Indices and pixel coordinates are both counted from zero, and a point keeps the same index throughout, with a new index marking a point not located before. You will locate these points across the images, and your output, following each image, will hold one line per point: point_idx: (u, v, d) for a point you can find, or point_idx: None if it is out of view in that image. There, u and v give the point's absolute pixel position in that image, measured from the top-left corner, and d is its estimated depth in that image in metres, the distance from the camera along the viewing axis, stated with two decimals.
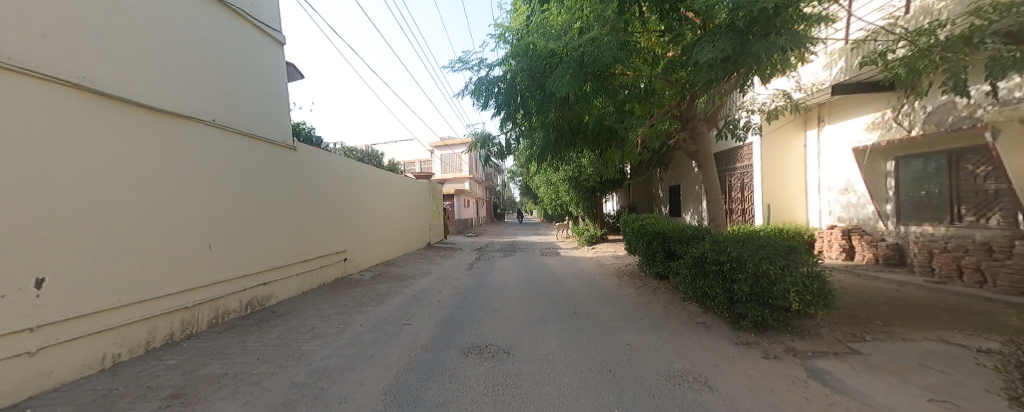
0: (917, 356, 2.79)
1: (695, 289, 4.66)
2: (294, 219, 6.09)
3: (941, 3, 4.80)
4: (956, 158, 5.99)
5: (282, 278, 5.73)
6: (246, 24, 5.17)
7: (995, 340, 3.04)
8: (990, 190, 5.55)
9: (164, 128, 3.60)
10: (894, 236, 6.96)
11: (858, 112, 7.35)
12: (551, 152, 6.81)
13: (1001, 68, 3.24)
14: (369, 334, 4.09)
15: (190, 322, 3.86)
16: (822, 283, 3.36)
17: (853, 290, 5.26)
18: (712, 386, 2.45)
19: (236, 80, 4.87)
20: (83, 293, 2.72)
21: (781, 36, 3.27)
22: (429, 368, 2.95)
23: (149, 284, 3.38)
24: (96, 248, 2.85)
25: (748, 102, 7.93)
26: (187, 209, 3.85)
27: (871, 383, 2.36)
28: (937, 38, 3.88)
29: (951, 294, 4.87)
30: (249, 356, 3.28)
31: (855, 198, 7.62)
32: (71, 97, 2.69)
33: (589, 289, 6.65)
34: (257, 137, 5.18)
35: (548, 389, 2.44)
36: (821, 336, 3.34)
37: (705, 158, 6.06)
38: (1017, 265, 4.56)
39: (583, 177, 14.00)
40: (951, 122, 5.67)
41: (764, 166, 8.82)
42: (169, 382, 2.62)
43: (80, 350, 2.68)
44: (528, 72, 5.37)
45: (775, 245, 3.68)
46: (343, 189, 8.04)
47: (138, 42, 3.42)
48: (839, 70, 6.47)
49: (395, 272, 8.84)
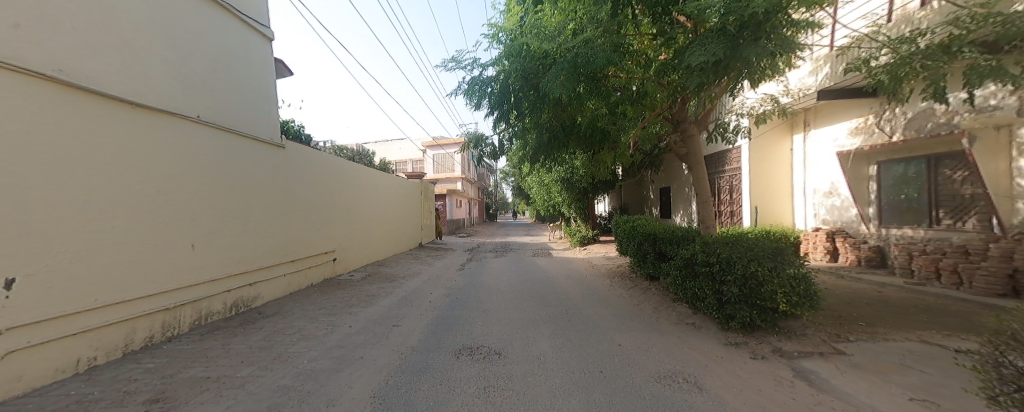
0: (899, 356, 2.87)
1: (685, 291, 4.71)
2: (282, 217, 5.96)
3: (921, 12, 4.94)
4: (935, 163, 6.18)
5: (268, 278, 5.59)
6: (233, 19, 5.04)
7: (971, 341, 3.15)
8: (966, 194, 5.77)
9: (145, 123, 3.49)
10: (876, 238, 7.15)
11: (842, 117, 7.56)
12: (545, 153, 6.79)
13: (978, 75, 3.35)
14: (359, 335, 4.03)
15: (170, 324, 3.74)
16: (808, 284, 3.42)
17: (837, 291, 5.39)
18: (702, 387, 2.47)
19: (223, 76, 4.78)
20: (55, 294, 2.61)
21: (771, 42, 3.35)
22: (419, 370, 2.90)
23: (127, 285, 3.25)
24: (69, 247, 2.71)
25: (737, 106, 8.07)
26: (170, 207, 3.75)
27: (855, 383, 2.41)
28: (918, 47, 4.00)
29: (931, 295, 5.01)
30: (233, 359, 3.19)
31: (839, 201, 7.80)
32: (46, 90, 2.58)
33: (581, 290, 6.69)
34: (243, 134, 5.04)
35: (539, 390, 2.43)
36: (806, 336, 3.40)
37: (695, 160, 6.13)
38: (992, 268, 4.72)
39: (576, 178, 14.09)
40: (930, 128, 5.89)
41: (752, 169, 9.00)
42: (148, 386, 2.53)
43: (53, 354, 2.57)
44: (522, 72, 5.31)
45: (763, 246, 3.72)
46: (333, 189, 7.92)
47: (116, 33, 3.27)
48: (825, 76, 6.62)
49: (385, 273, 8.74)
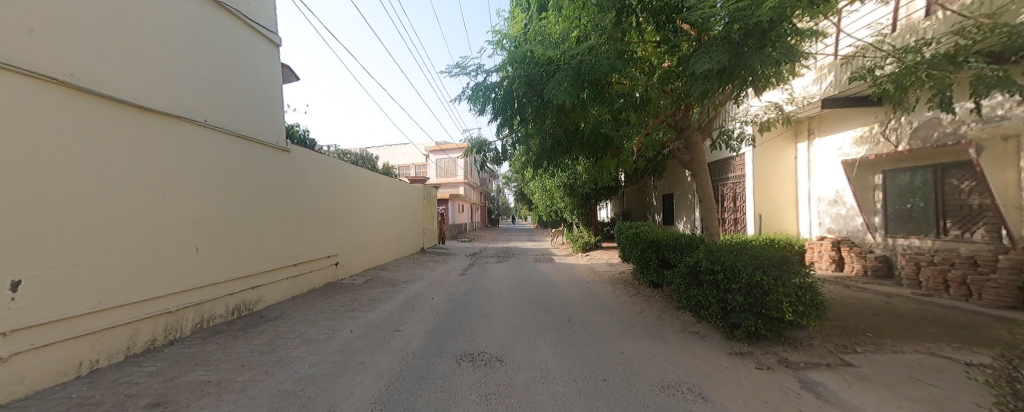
0: (907, 368, 2.83)
1: (689, 299, 4.67)
2: (285, 220, 5.98)
3: (926, 22, 4.94)
4: (942, 172, 6.13)
5: (271, 281, 5.61)
6: (241, 25, 5.12)
7: (984, 355, 3.09)
8: (975, 204, 5.68)
9: (152, 128, 3.54)
10: (882, 248, 7.08)
11: (846, 125, 7.53)
12: (547, 158, 6.80)
13: (986, 86, 3.32)
14: (360, 340, 4.02)
15: (172, 327, 3.74)
16: (815, 294, 3.39)
17: (842, 301, 5.33)
18: (706, 397, 2.42)
19: (230, 81, 4.83)
20: (60, 297, 2.63)
21: (775, 50, 3.34)
22: (421, 376, 2.88)
23: (131, 287, 3.26)
24: (73, 249, 2.73)
25: (741, 114, 8.10)
26: (174, 209, 3.78)
27: (863, 395, 2.37)
28: (922, 56, 3.99)
29: (940, 306, 4.94)
30: (234, 363, 3.18)
31: (844, 210, 7.75)
32: (57, 94, 2.63)
33: (583, 296, 6.65)
34: (249, 138, 5.10)
35: (541, 399, 2.40)
36: (813, 347, 3.35)
37: (699, 167, 6.12)
38: (1002, 279, 4.65)
39: (578, 184, 14.04)
40: (937, 138, 5.86)
41: (755, 176, 8.99)
42: (149, 390, 2.53)
43: (55, 356, 2.57)
44: (526, 78, 5.30)
45: (768, 255, 3.67)
46: (336, 192, 7.95)
47: (125, 38, 3.31)
48: (829, 85, 6.61)
49: (386, 277, 8.73)
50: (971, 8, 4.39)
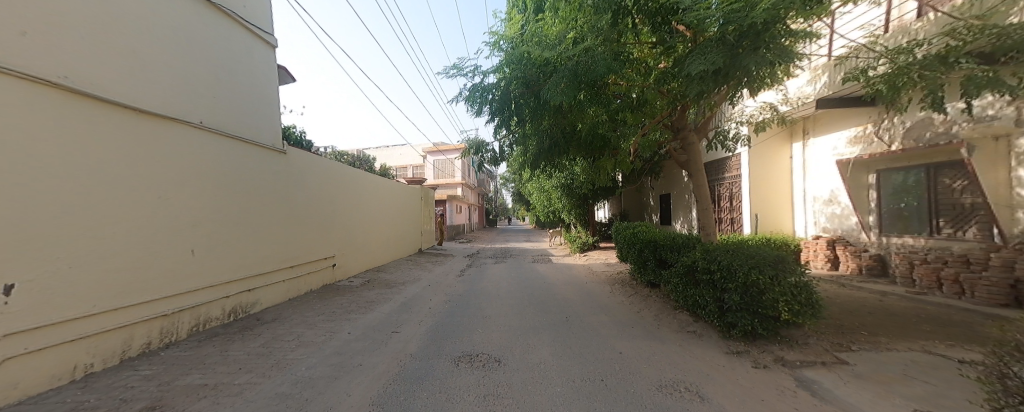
0: (902, 365, 2.86)
1: (686, 299, 4.69)
2: (282, 222, 5.95)
3: (918, 24, 5.01)
4: (934, 171, 6.20)
5: (268, 284, 5.59)
6: (237, 27, 5.11)
7: (975, 352, 3.13)
8: (966, 203, 5.78)
9: (148, 130, 3.52)
10: (876, 247, 7.14)
11: (841, 125, 7.60)
12: (545, 159, 6.81)
13: (977, 86, 3.36)
14: (358, 342, 4.00)
15: (168, 330, 3.72)
16: (810, 293, 3.41)
17: (838, 300, 5.37)
18: (704, 396, 2.44)
19: (226, 82, 4.81)
20: (54, 301, 2.60)
21: (770, 51, 3.37)
22: (419, 377, 2.88)
23: (126, 290, 3.24)
24: (67, 252, 2.71)
25: (736, 114, 8.15)
26: (170, 212, 3.76)
27: (859, 393, 2.40)
28: (915, 57, 4.04)
29: (933, 304, 4.99)
30: (231, 365, 3.16)
31: (839, 209, 7.81)
32: (51, 96, 2.61)
33: (581, 297, 6.66)
34: (245, 140, 5.07)
35: (540, 399, 2.41)
36: (808, 346, 3.38)
37: (696, 167, 6.15)
38: (994, 277, 4.71)
39: (575, 185, 14.06)
40: (929, 138, 5.93)
41: (751, 176, 9.04)
42: (145, 393, 2.51)
43: (49, 360, 2.54)
44: (524, 79, 5.32)
45: (764, 255, 3.70)
46: (333, 193, 7.92)
47: (120, 39, 3.30)
48: (823, 85, 6.74)
49: (384, 278, 8.70)
50: (961, 10, 4.45)
